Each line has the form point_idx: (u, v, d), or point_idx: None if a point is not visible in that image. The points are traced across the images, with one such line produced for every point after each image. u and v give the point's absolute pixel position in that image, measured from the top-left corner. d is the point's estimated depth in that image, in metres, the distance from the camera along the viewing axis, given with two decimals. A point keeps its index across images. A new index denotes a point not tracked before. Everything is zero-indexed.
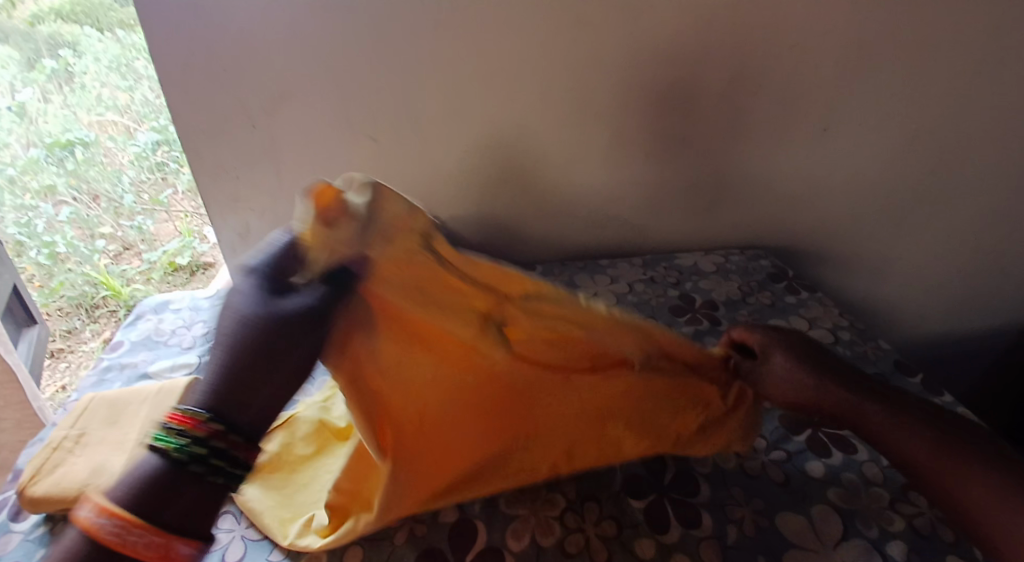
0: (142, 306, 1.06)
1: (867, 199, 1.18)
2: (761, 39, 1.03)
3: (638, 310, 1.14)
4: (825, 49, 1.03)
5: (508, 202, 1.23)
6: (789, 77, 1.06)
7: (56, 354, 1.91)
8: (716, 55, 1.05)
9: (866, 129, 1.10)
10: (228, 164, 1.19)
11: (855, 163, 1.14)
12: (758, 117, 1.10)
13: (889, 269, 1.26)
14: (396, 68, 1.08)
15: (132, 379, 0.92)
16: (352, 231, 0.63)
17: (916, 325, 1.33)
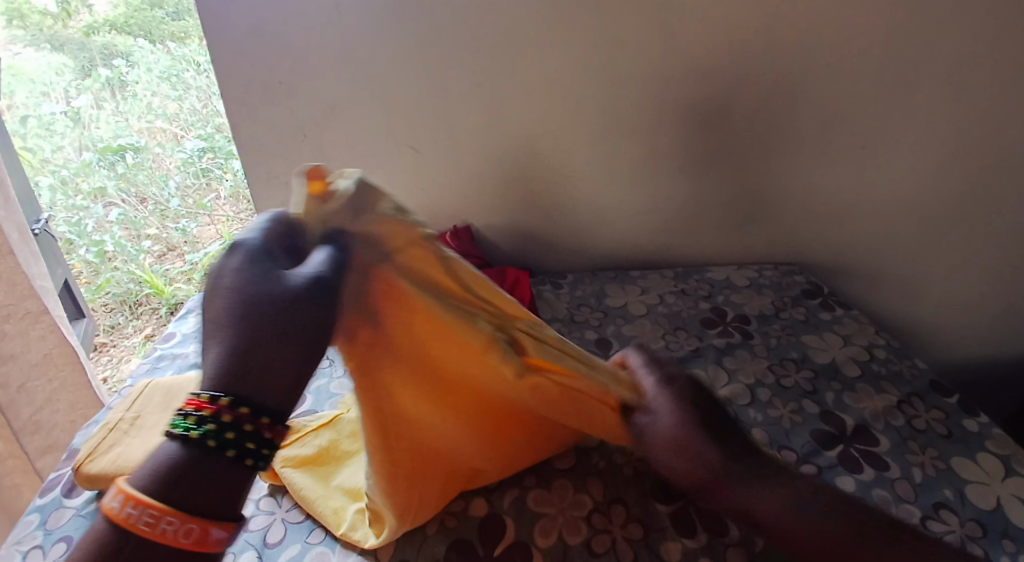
0: (192, 301, 1.12)
1: (905, 218, 1.17)
2: (796, 57, 1.04)
3: (668, 322, 1.15)
4: (862, 70, 1.04)
5: (543, 212, 1.26)
6: (825, 96, 1.07)
7: (99, 349, 1.97)
8: (751, 72, 1.06)
9: (903, 147, 1.10)
10: (278, 171, 1.24)
11: (892, 181, 1.14)
12: (792, 134, 1.11)
13: (929, 290, 1.24)
14: (439, 83, 1.12)
15: (182, 368, 0.97)
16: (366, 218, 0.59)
17: (954, 347, 1.30)
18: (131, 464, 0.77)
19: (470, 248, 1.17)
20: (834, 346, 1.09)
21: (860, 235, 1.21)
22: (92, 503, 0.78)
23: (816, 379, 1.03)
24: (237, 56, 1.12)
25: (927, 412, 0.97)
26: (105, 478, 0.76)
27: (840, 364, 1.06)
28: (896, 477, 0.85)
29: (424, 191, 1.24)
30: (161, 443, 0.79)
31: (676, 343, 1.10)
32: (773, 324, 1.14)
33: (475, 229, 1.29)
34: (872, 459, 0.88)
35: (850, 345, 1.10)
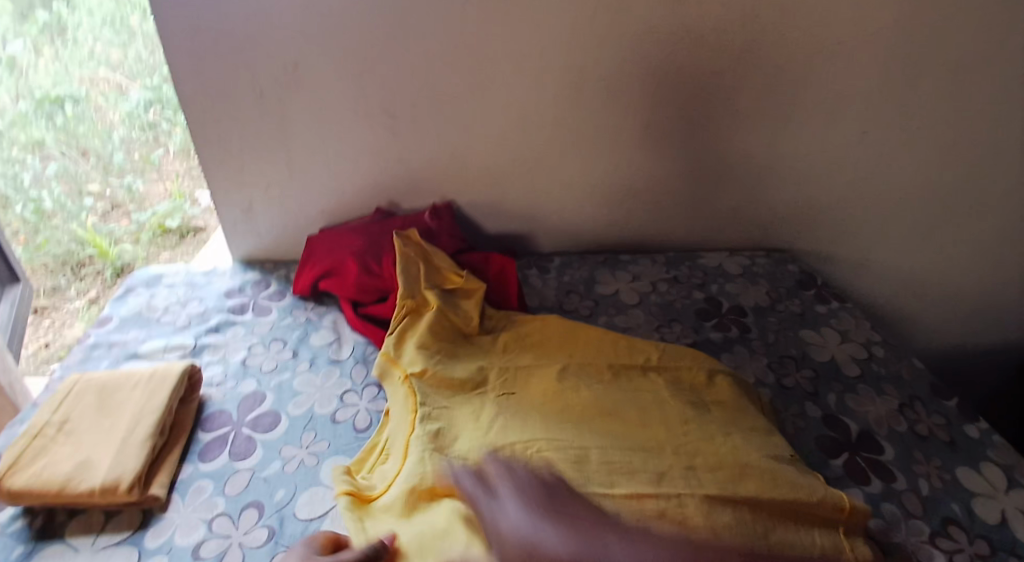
0: (132, 279, 0.99)
1: (894, 203, 1.18)
2: (794, 39, 1.02)
3: (662, 312, 1.10)
4: (865, 49, 1.03)
5: (529, 191, 1.17)
6: (824, 77, 1.06)
7: (39, 312, 1.77)
8: (746, 52, 1.03)
9: (895, 127, 1.10)
10: (235, 134, 1.08)
11: (881, 163, 1.14)
12: (788, 108, 1.09)
13: (897, 276, 1.27)
14: (424, 41, 1.00)
15: (121, 360, 0.85)
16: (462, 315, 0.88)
17: (930, 335, 1.34)
18: (58, 480, 0.65)
19: (453, 228, 1.05)
20: (831, 344, 1.06)
21: (852, 216, 1.21)
22: (19, 520, 0.66)
23: (817, 380, 0.98)
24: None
25: (928, 417, 0.93)
26: (28, 494, 0.64)
27: (839, 362, 1.02)
28: (903, 490, 0.81)
29: (401, 167, 1.12)
30: (96, 454, 0.68)
31: (671, 335, 1.05)
32: (770, 317, 1.12)
33: (456, 207, 1.18)
34: (880, 470, 0.84)
35: (849, 342, 1.07)
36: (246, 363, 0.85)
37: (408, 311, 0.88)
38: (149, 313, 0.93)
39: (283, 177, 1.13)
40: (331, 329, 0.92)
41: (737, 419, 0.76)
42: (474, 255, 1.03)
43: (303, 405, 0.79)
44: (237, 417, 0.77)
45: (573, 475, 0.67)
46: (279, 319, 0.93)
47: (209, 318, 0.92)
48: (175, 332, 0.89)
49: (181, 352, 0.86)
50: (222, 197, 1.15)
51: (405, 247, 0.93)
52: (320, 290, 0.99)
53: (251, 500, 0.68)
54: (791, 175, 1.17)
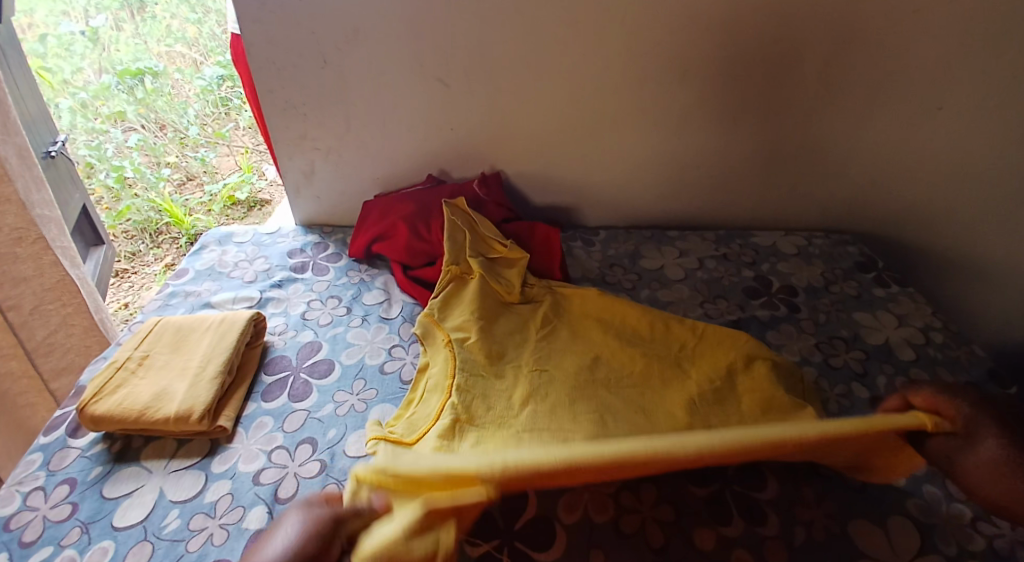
0: (206, 237, 1.05)
1: (962, 183, 1.13)
2: (861, 9, 0.98)
3: (708, 289, 1.09)
4: (938, 20, 0.98)
5: (579, 163, 1.18)
6: (893, 49, 1.01)
7: (121, 275, 1.85)
8: (809, 22, 1.00)
9: (968, 104, 1.05)
10: (296, 101, 1.13)
11: (950, 140, 1.09)
12: (851, 82, 1.05)
13: (966, 261, 1.22)
14: (480, 10, 1.01)
15: (195, 307, 0.91)
16: (492, 295, 0.91)
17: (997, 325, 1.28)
18: (137, 407, 0.72)
19: (500, 197, 1.08)
20: (887, 327, 1.04)
21: (918, 197, 1.17)
22: (97, 445, 0.74)
23: (867, 361, 0.97)
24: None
25: None
26: (112, 419, 0.71)
27: (893, 345, 1.00)
28: None
29: (454, 136, 1.15)
30: (171, 387, 0.74)
31: (715, 310, 1.04)
32: (822, 297, 1.10)
33: (505, 178, 1.20)
34: None
35: (906, 326, 1.04)
36: (306, 316, 0.90)
37: (452, 277, 0.92)
38: (221, 267, 0.99)
39: (342, 145, 1.17)
40: (382, 290, 0.97)
41: (770, 416, 0.76)
42: (521, 225, 1.05)
43: (356, 356, 0.84)
44: (296, 363, 0.83)
45: None
46: (335, 279, 0.98)
47: (273, 275, 0.98)
48: (243, 285, 0.95)
49: (248, 303, 0.92)
50: (285, 162, 1.21)
51: (454, 215, 0.96)
52: (373, 253, 1.03)
53: (306, 435, 0.73)
54: (853, 151, 1.13)
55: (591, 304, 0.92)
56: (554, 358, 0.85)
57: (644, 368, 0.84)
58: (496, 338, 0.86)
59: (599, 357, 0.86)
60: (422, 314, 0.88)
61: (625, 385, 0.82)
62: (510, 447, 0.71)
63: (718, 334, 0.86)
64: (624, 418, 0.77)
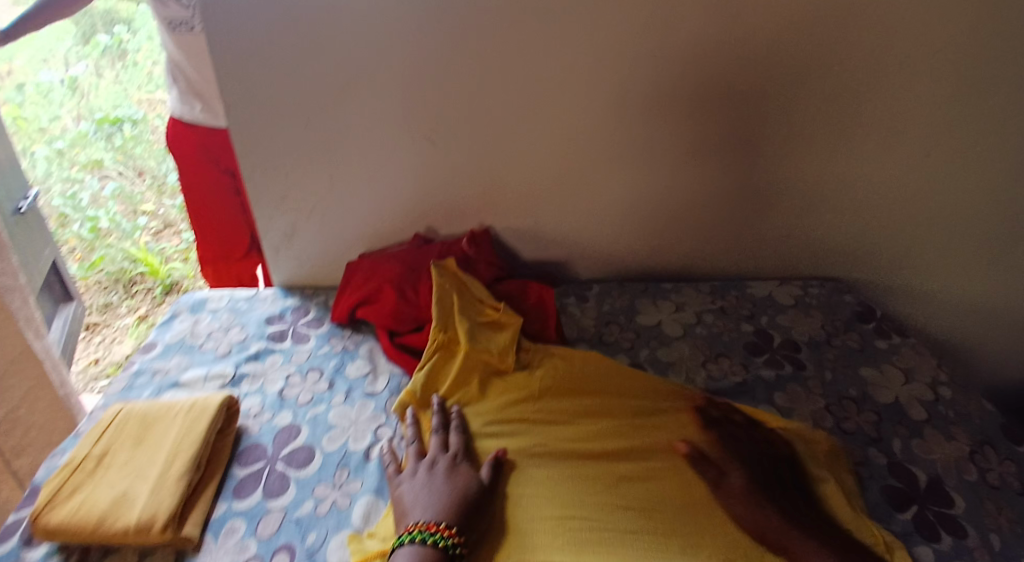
0: (178, 304, 0.99)
1: (957, 229, 1.13)
2: (854, 61, 0.98)
3: (708, 346, 1.05)
4: (930, 72, 0.98)
5: (572, 217, 1.15)
6: (886, 100, 1.01)
7: (91, 329, 1.74)
8: (802, 75, 0.99)
9: (962, 153, 1.05)
10: (277, 160, 1.09)
11: (945, 188, 1.09)
12: (845, 133, 1.05)
13: (964, 306, 1.21)
14: (471, 68, 0.99)
15: (163, 388, 0.85)
16: (487, 367, 0.85)
17: (995, 366, 1.28)
18: (94, 516, 0.65)
19: (490, 254, 1.03)
20: (894, 382, 1.00)
21: (914, 243, 1.15)
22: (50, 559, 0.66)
23: (880, 423, 0.92)
24: (239, 29, 0.96)
25: (999, 464, 0.86)
26: (66, 532, 0.64)
27: (903, 404, 0.96)
28: (977, 548, 0.75)
29: (442, 192, 1.11)
30: (133, 490, 0.67)
31: (718, 371, 1.00)
32: (826, 350, 1.06)
33: (496, 234, 1.16)
34: (950, 525, 0.77)
35: (913, 381, 1.01)
36: (283, 393, 0.84)
37: (439, 346, 0.87)
38: (192, 339, 0.93)
39: (324, 204, 1.13)
40: (367, 360, 0.90)
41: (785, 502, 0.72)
42: (512, 285, 1.00)
43: (338, 440, 0.77)
44: (272, 451, 0.76)
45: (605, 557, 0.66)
46: (317, 348, 0.92)
47: (248, 346, 0.91)
48: (215, 360, 0.89)
49: (220, 382, 0.85)
50: (265, 223, 1.15)
51: (442, 279, 0.91)
52: (357, 318, 0.97)
53: (284, 540, 0.66)
54: (850, 200, 1.12)
55: (593, 372, 0.87)
56: (553, 432, 0.80)
57: (651, 442, 0.79)
58: (490, 412, 0.81)
59: (604, 429, 0.80)
60: (404, 392, 0.81)
61: (633, 462, 0.77)
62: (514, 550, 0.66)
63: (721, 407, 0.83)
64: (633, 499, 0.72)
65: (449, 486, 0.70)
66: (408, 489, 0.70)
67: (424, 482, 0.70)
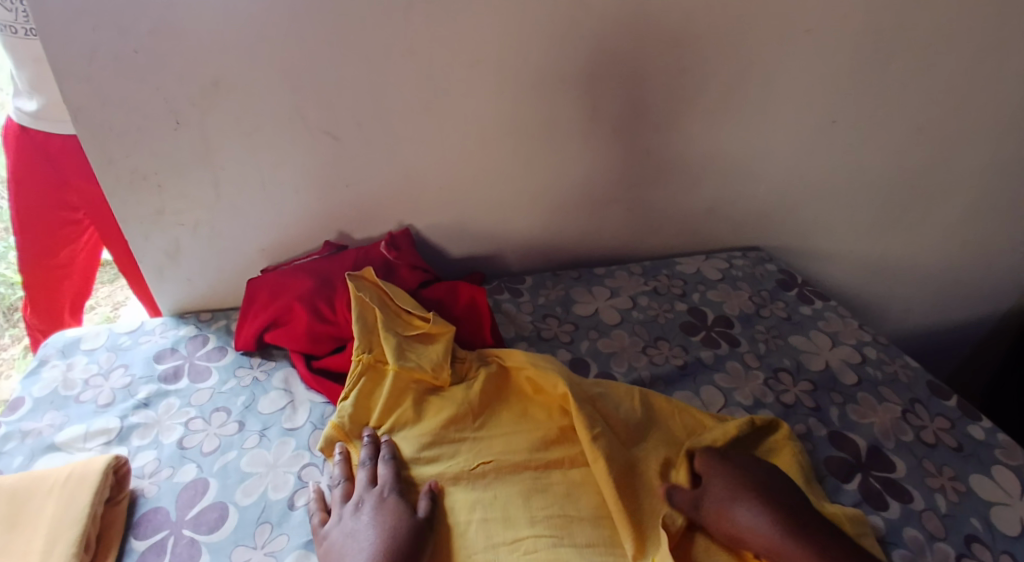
0: (44, 348, 0.85)
1: (866, 194, 1.16)
2: (766, 33, 0.95)
3: (646, 331, 1.02)
4: (837, 41, 0.98)
5: (495, 211, 1.08)
6: (797, 71, 1.00)
7: None
8: (717, 50, 0.96)
9: (868, 121, 1.07)
10: (149, 170, 0.94)
11: (855, 156, 1.11)
12: (759, 106, 1.04)
13: (873, 263, 1.27)
14: (365, 54, 0.88)
15: (35, 453, 0.72)
16: (418, 382, 0.78)
17: (903, 318, 1.37)
18: None
19: (413, 257, 0.95)
20: (823, 348, 1.01)
21: (830, 208, 1.18)
22: None
23: (816, 393, 0.93)
24: (70, 18, 0.80)
25: (932, 421, 0.89)
26: None
27: (835, 370, 0.97)
28: (922, 511, 0.77)
29: (348, 192, 1.01)
30: None
31: (659, 356, 0.97)
32: (757, 324, 1.06)
33: (415, 233, 1.08)
34: (894, 490, 0.79)
35: (840, 345, 1.02)
36: (183, 444, 0.73)
37: (364, 368, 0.78)
38: (66, 390, 0.80)
39: (212, 216, 1.00)
40: (282, 391, 0.81)
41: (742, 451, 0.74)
42: (440, 288, 0.93)
43: (255, 492, 0.68)
44: (177, 515, 0.66)
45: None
46: (220, 384, 0.81)
47: (136, 391, 0.79)
48: (97, 412, 0.77)
49: (104, 439, 0.74)
50: (141, 244, 1.01)
51: (360, 292, 0.82)
52: (266, 342, 0.87)
53: None
54: (767, 172, 1.12)
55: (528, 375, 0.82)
56: (496, 443, 0.74)
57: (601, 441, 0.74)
58: (427, 432, 0.73)
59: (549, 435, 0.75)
60: (331, 426, 0.72)
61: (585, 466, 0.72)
62: None
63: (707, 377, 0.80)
64: (587, 508, 0.68)
65: (388, 525, 0.62)
66: (339, 536, 0.62)
67: (357, 526, 0.62)
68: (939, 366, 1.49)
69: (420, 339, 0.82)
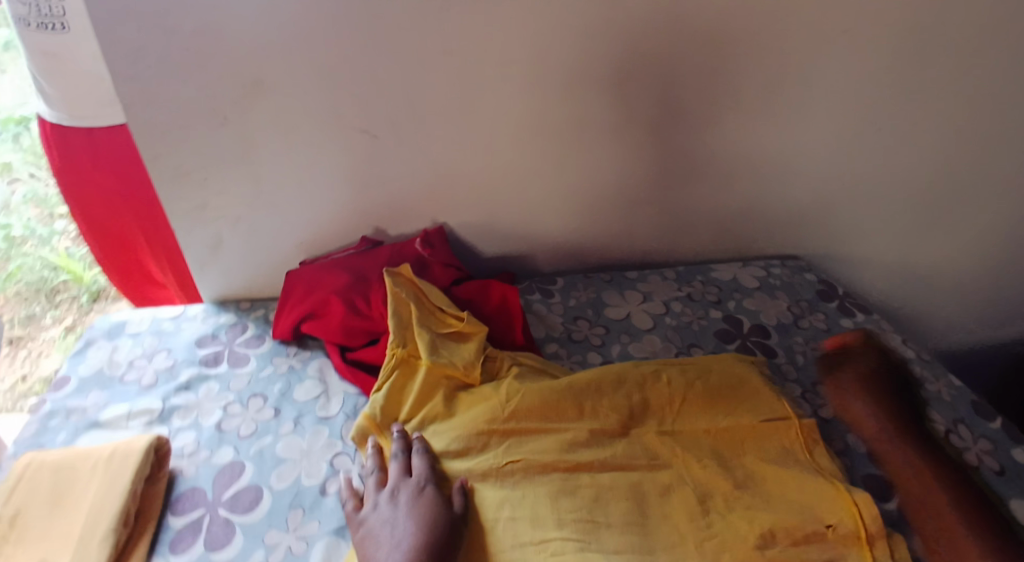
0: (91, 331, 0.88)
1: (911, 204, 1.13)
2: (811, 37, 0.94)
3: (679, 337, 1.01)
4: (885, 47, 0.95)
5: (528, 212, 1.09)
6: (842, 77, 0.98)
7: (14, 344, 1.53)
8: (759, 54, 0.95)
9: (915, 129, 1.04)
10: (194, 164, 0.97)
11: (900, 165, 1.08)
12: (801, 113, 1.02)
13: (915, 277, 1.24)
14: (406, 53, 0.90)
15: (81, 431, 0.75)
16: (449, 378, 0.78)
17: (946, 334, 1.33)
18: None
19: (446, 255, 0.95)
20: None
21: (872, 218, 1.15)
22: None
23: None
24: (117, 16, 0.83)
25: (975, 441, 0.86)
26: None
27: None
28: None
29: (384, 189, 1.03)
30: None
31: None
32: (794, 335, 1.03)
33: (448, 231, 1.09)
34: None
35: None
36: (221, 427, 0.75)
37: (398, 361, 0.79)
38: (110, 371, 0.82)
39: (252, 210, 1.02)
40: (317, 381, 0.82)
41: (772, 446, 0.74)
42: (472, 286, 0.93)
43: (289, 477, 0.70)
44: (213, 496, 0.68)
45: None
46: (257, 370, 0.83)
47: (177, 374, 0.82)
48: (140, 393, 0.79)
49: (146, 419, 0.76)
50: (184, 235, 1.04)
51: (396, 287, 0.83)
52: (302, 333, 0.88)
53: None
54: (807, 180, 1.10)
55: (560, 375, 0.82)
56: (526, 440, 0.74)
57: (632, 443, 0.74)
58: (458, 427, 0.74)
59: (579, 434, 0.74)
60: (363, 417, 0.73)
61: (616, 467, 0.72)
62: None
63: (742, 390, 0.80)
64: (616, 515, 0.67)
65: (418, 511, 0.63)
66: (374, 523, 0.63)
67: (391, 511, 0.64)
68: (982, 385, 1.44)
69: (453, 335, 0.83)
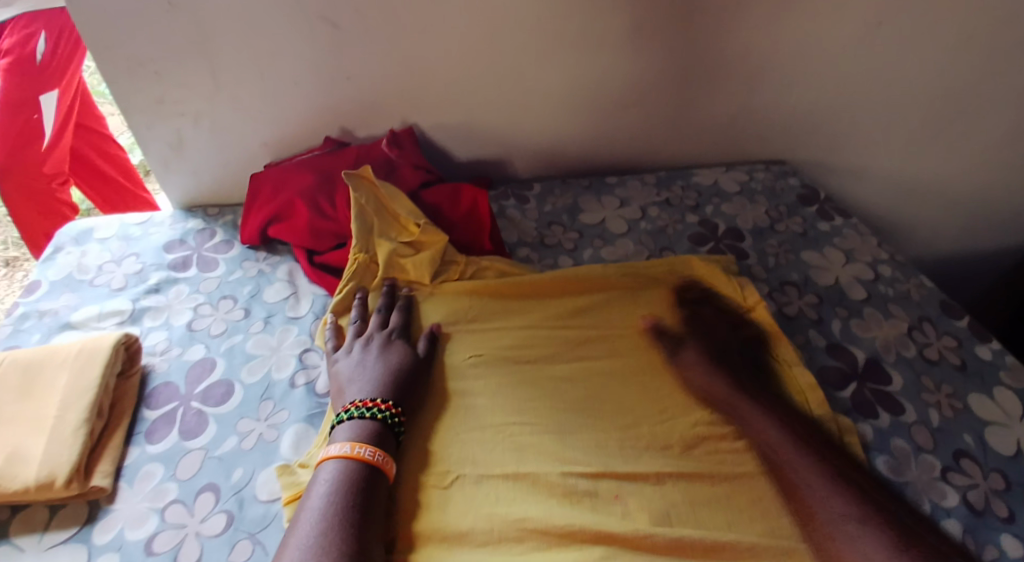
0: (59, 236, 0.88)
1: (902, 104, 1.09)
2: None
3: (652, 241, 1.01)
4: None
5: (500, 111, 1.05)
6: None
7: (12, 264, 1.52)
8: None
9: (911, 20, 0.98)
10: (147, 56, 0.93)
11: (892, 61, 1.03)
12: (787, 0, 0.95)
13: (903, 182, 1.21)
14: None
15: (53, 331, 0.76)
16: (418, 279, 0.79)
17: (931, 241, 1.32)
18: None
19: (415, 157, 0.94)
20: (834, 265, 0.99)
21: (860, 119, 1.11)
22: None
23: (821, 306, 0.92)
24: None
25: (938, 339, 0.88)
26: None
27: (844, 285, 0.95)
28: (914, 423, 0.77)
29: (348, 85, 0.99)
30: (25, 447, 0.62)
31: None
32: (769, 238, 1.03)
33: (419, 132, 1.06)
34: (888, 402, 0.79)
35: (853, 262, 0.99)
36: (192, 327, 0.77)
37: (361, 267, 0.80)
38: (81, 274, 0.83)
39: (213, 107, 0.99)
40: (287, 283, 0.83)
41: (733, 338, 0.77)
42: (440, 193, 0.91)
43: (259, 372, 0.72)
44: (186, 389, 0.70)
45: (551, 454, 0.65)
46: (227, 274, 0.84)
47: (147, 277, 0.83)
48: (111, 295, 0.80)
49: (118, 319, 0.78)
50: (145, 133, 1.02)
51: (359, 192, 0.82)
52: (270, 237, 0.88)
53: (207, 481, 0.62)
54: (793, 77, 1.05)
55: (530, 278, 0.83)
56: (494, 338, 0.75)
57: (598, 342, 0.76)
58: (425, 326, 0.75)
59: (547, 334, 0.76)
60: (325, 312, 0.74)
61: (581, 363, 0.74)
62: (463, 459, 0.64)
63: (692, 292, 0.82)
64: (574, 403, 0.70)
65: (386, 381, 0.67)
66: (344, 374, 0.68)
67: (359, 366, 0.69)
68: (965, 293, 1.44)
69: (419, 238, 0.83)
